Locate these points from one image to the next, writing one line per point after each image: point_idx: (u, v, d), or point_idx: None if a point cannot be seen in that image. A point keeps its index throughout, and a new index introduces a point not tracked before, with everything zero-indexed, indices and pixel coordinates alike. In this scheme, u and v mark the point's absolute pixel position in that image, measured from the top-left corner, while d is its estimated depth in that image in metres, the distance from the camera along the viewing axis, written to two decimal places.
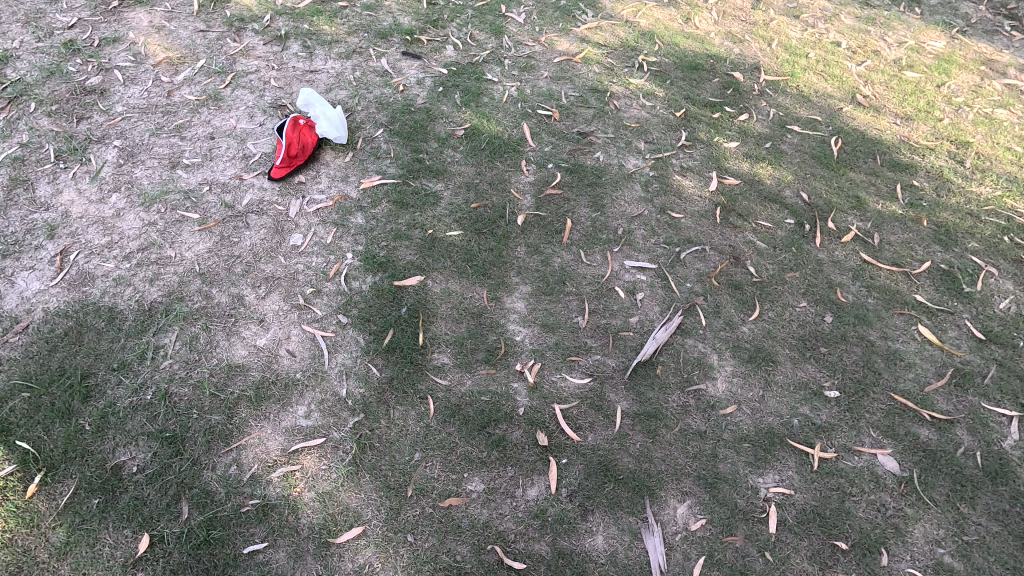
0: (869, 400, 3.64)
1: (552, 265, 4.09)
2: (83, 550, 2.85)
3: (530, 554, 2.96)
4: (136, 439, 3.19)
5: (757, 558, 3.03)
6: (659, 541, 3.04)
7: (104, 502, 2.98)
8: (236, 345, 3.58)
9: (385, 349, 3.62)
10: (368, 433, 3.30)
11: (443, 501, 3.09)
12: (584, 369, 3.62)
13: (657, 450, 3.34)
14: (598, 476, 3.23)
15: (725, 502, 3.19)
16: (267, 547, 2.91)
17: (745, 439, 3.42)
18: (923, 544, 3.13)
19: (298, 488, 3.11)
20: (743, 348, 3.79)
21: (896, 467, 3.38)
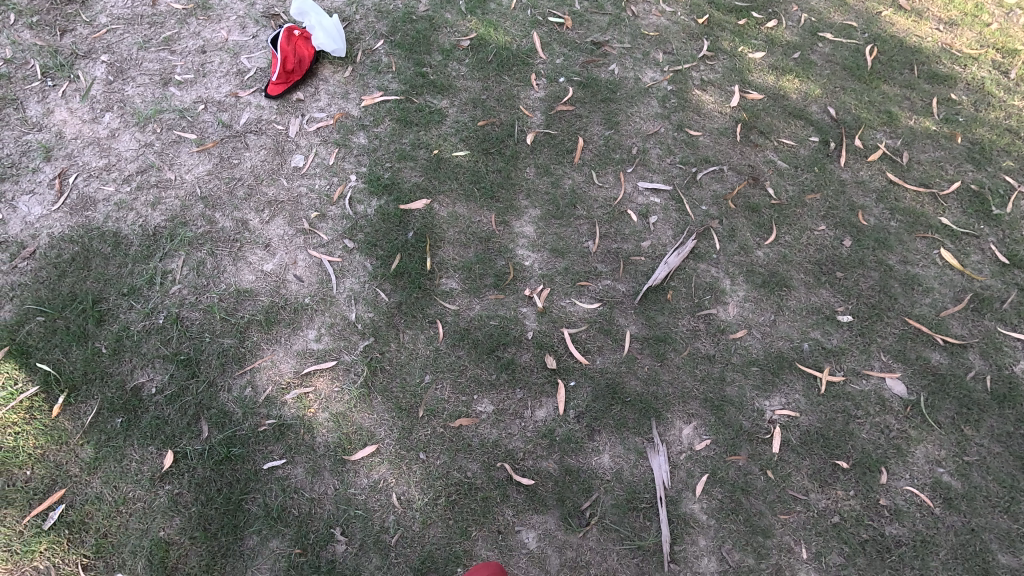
0: (882, 324, 3.60)
1: (563, 186, 3.94)
2: (111, 465, 2.98)
3: (538, 471, 3.07)
4: (153, 362, 3.25)
5: (759, 476, 3.11)
6: (663, 460, 3.12)
7: (127, 421, 3.08)
8: (243, 270, 3.56)
9: (393, 274, 3.58)
10: (379, 356, 3.34)
11: (454, 421, 3.17)
12: (593, 294, 3.58)
13: (665, 373, 3.37)
14: (605, 398, 3.28)
15: (731, 423, 3.24)
16: (285, 463, 3.03)
17: (753, 363, 3.43)
18: (923, 463, 3.20)
19: (312, 409, 3.19)
20: (757, 273, 3.71)
21: (903, 391, 3.39)
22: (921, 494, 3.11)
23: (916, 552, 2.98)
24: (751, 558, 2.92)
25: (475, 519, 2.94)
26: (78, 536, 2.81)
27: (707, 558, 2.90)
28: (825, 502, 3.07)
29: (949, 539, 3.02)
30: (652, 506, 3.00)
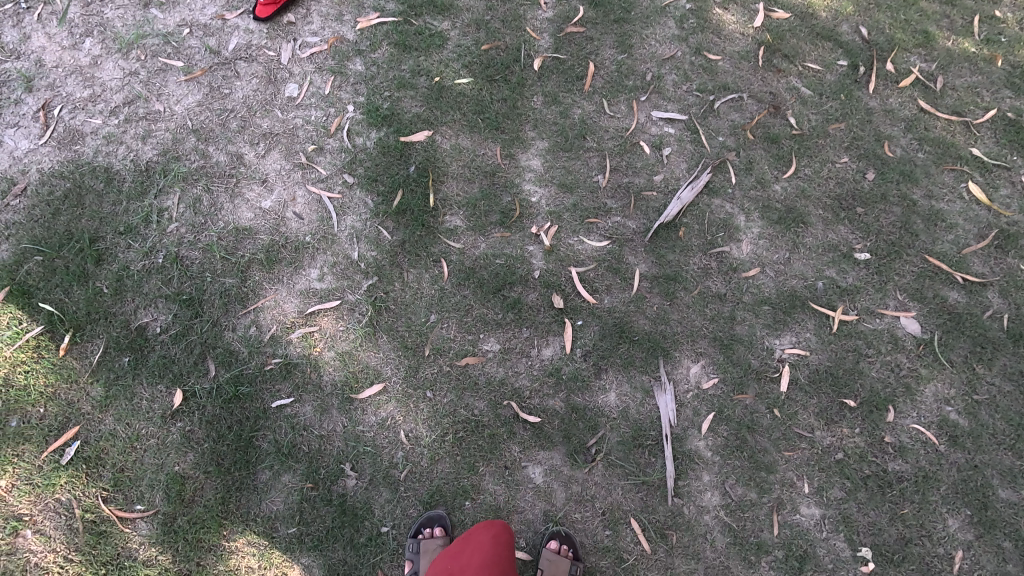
0: (900, 262, 3.48)
1: (572, 117, 3.72)
2: (122, 403, 3.01)
3: (545, 409, 3.08)
4: (156, 301, 3.22)
5: (765, 414, 3.12)
6: (670, 399, 3.12)
7: (134, 360, 3.09)
8: (241, 208, 3.45)
9: (395, 211, 3.47)
10: (383, 295, 3.28)
11: (460, 360, 3.15)
12: (603, 231, 3.46)
13: (674, 312, 3.31)
14: (613, 337, 3.24)
15: (739, 362, 3.21)
16: (294, 402, 3.05)
17: (765, 302, 3.35)
18: (932, 402, 3.18)
19: (318, 348, 3.17)
20: (773, 209, 3.56)
21: (918, 330, 3.33)
22: (927, 432, 3.12)
23: (918, 487, 3.02)
24: (754, 493, 2.97)
25: (483, 455, 2.99)
26: (95, 470, 2.88)
27: (711, 493, 2.96)
28: (830, 440, 3.09)
29: (951, 475, 3.05)
30: (658, 443, 3.03)
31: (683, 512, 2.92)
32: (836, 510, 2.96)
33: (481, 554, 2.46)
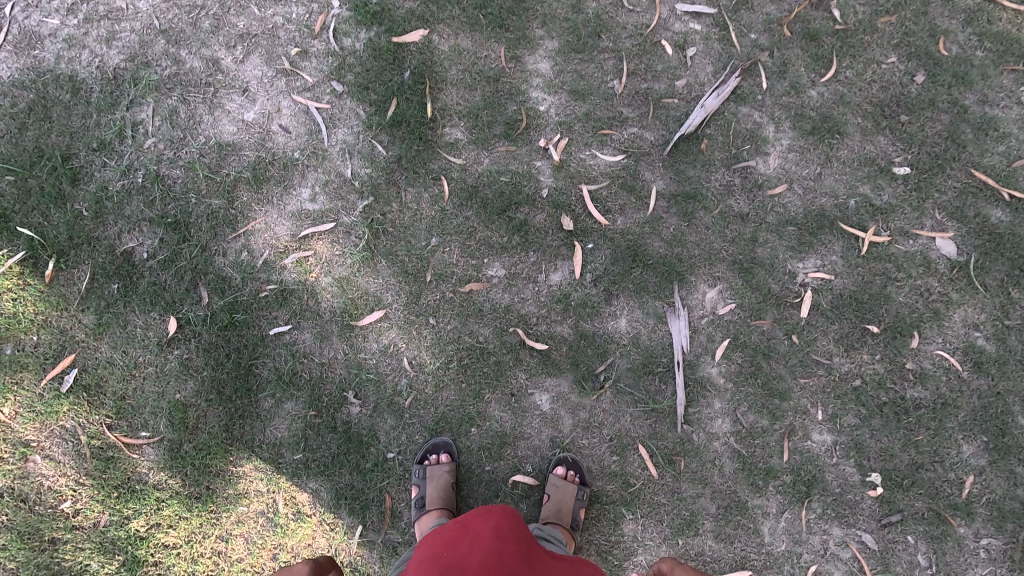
0: (942, 178, 3.18)
1: (586, 11, 3.25)
2: (117, 331, 2.92)
3: (552, 336, 2.96)
4: (140, 225, 3.03)
5: (783, 341, 2.99)
6: (684, 325, 2.98)
7: (124, 287, 2.96)
8: (222, 121, 3.16)
9: (390, 124, 3.16)
10: (381, 217, 3.07)
11: (464, 286, 3.00)
12: (617, 145, 3.16)
13: (691, 234, 3.08)
14: (626, 261, 3.05)
15: (759, 287, 3.03)
16: (292, 329, 2.95)
17: (791, 222, 3.11)
18: (959, 327, 3.03)
19: (314, 274, 3.02)
20: (807, 118, 3.21)
21: (953, 252, 3.10)
22: (951, 358, 2.99)
23: (935, 414, 2.94)
24: (765, 420, 2.91)
25: (488, 383, 2.91)
26: (97, 398, 2.84)
27: (721, 420, 2.90)
28: (848, 367, 2.97)
29: (971, 401, 2.96)
30: (670, 370, 2.93)
31: (692, 438, 2.88)
32: (848, 436, 2.91)
33: (486, 553, 1.87)
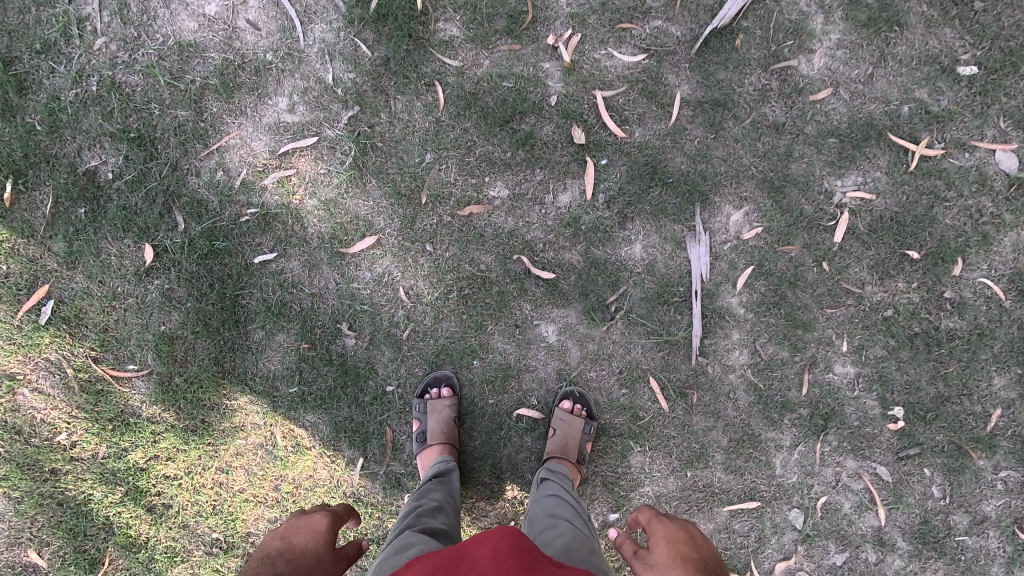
0: (1013, 79, 2.75)
1: None
2: (90, 259, 2.70)
3: (560, 264, 2.72)
4: (101, 141, 2.72)
5: (812, 268, 2.74)
6: (704, 252, 2.73)
7: (92, 212, 2.70)
8: (181, 16, 2.73)
9: (374, 19, 2.72)
10: (368, 131, 2.73)
11: (463, 209, 2.72)
12: (638, 42, 2.73)
13: (718, 148, 2.73)
14: (643, 179, 2.73)
15: (790, 209, 2.73)
16: (278, 258, 2.72)
17: (833, 133, 2.74)
18: (1009, 253, 2.74)
19: (298, 196, 2.74)
20: (862, 6, 2.73)
21: (1014, 167, 2.74)
22: (994, 286, 2.74)
23: (969, 345, 2.74)
24: (786, 352, 2.73)
25: (490, 314, 2.72)
26: (78, 331, 2.69)
27: (738, 352, 2.72)
28: (881, 296, 2.74)
29: (1010, 332, 2.75)
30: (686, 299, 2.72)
31: (706, 371, 2.72)
32: (873, 368, 2.74)
33: None
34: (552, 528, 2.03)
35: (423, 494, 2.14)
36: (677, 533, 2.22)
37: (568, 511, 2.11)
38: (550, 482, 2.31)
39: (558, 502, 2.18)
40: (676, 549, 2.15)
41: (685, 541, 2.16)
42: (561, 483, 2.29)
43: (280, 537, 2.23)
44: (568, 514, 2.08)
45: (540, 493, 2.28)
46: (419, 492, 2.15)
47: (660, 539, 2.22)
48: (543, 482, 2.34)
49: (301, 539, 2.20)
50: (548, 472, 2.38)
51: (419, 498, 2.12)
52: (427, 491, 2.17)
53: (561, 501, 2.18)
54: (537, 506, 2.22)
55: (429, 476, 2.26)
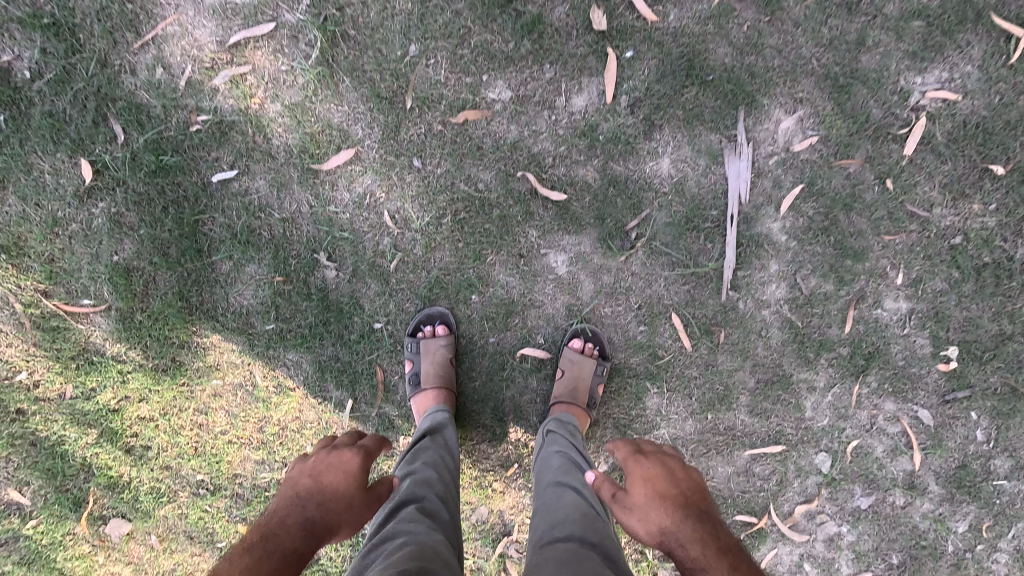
0: None
1: None
2: (22, 179, 2.30)
3: (572, 182, 2.31)
4: (11, 30, 2.23)
5: (872, 187, 2.30)
6: (744, 167, 2.30)
7: (13, 120, 2.27)
8: None
9: None
10: (337, 15, 2.24)
11: (458, 116, 2.28)
12: None
13: (772, 35, 2.24)
14: (676, 77, 2.26)
15: (854, 113, 2.26)
16: (241, 177, 2.32)
17: (919, 15, 2.22)
18: None
19: (257, 100, 2.28)
20: None
21: None
22: None
23: None
24: (830, 285, 2.37)
25: (490, 242, 2.35)
26: (21, 262, 2.35)
27: (776, 285, 2.37)
28: (950, 220, 2.32)
29: None
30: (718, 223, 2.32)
31: (737, 306, 2.38)
32: (929, 304, 2.39)
33: None
34: (555, 491, 1.82)
35: (416, 453, 1.94)
36: (654, 470, 1.73)
37: (573, 470, 1.90)
38: (555, 437, 2.10)
39: (563, 459, 1.97)
40: (655, 487, 1.67)
41: (663, 479, 1.70)
42: (567, 438, 2.08)
43: (305, 467, 1.72)
44: (573, 474, 1.88)
45: (544, 449, 2.08)
46: (411, 452, 1.95)
47: (635, 476, 1.73)
48: (547, 437, 2.13)
49: (331, 473, 1.69)
50: (553, 426, 2.17)
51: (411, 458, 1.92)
52: (421, 448, 1.96)
53: (566, 458, 1.97)
54: (541, 466, 2.02)
55: (423, 432, 2.06)
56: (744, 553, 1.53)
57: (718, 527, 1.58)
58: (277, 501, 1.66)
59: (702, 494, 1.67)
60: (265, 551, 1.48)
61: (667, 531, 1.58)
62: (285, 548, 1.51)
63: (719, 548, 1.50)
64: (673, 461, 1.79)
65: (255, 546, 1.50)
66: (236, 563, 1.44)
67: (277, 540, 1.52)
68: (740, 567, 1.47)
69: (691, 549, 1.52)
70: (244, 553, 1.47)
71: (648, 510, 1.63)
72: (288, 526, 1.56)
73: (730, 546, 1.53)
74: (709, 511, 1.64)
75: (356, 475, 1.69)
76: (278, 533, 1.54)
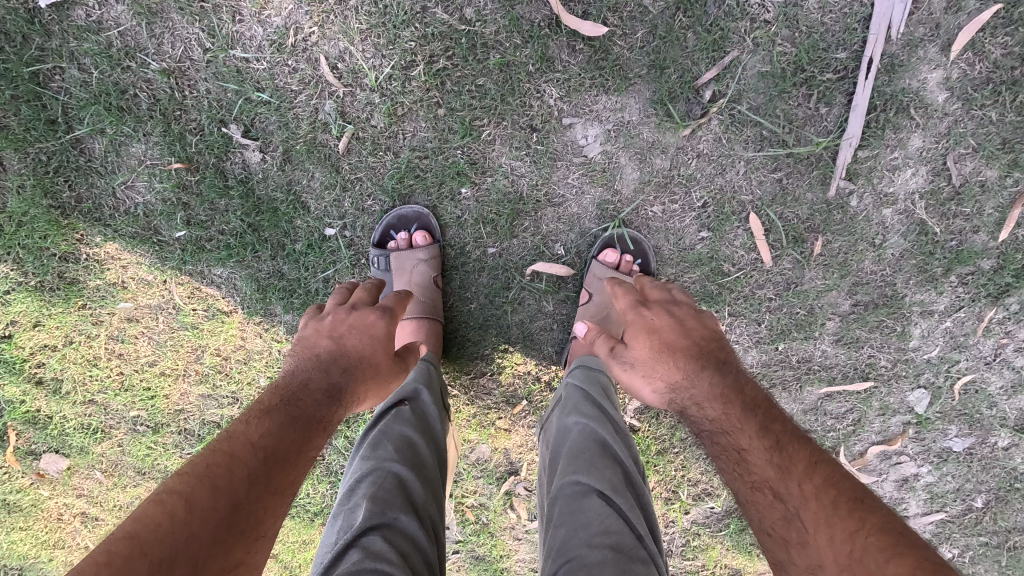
0: None
1: None
2: None
3: (617, 7, 1.50)
4: None
5: None
6: None
7: None
8: None
9: None
10: None
11: None
12: None
13: None
14: None
15: None
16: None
17: None
18: None
19: None
20: None
21: None
22: None
23: None
24: (993, 171, 1.60)
25: (486, 106, 1.57)
26: None
27: (912, 171, 1.60)
28: None
29: None
30: (861, 71, 1.51)
31: (847, 204, 1.63)
32: None
33: None
34: (572, 489, 1.33)
35: (381, 434, 1.40)
36: (657, 321, 1.46)
37: (596, 454, 1.39)
38: (575, 397, 1.56)
39: (584, 436, 1.45)
40: (661, 341, 1.41)
41: (671, 330, 1.43)
42: (591, 401, 1.53)
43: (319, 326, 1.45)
44: (598, 463, 1.36)
45: (559, 417, 1.55)
46: (375, 434, 1.41)
47: (634, 330, 1.46)
48: (566, 401, 1.58)
49: (353, 335, 1.43)
50: (575, 384, 1.61)
51: (372, 444, 1.39)
52: (388, 428, 1.42)
53: (589, 434, 1.44)
54: (557, 443, 1.50)
55: (394, 399, 1.50)
56: (777, 411, 1.29)
57: (742, 381, 1.35)
58: (291, 361, 1.41)
59: (720, 343, 1.42)
60: (288, 417, 1.24)
61: (677, 389, 1.39)
62: (309, 415, 1.27)
63: (744, 405, 1.29)
64: (682, 306, 1.50)
65: (275, 409, 1.25)
66: (257, 429, 1.19)
67: (300, 406, 1.28)
68: (772, 427, 1.24)
69: (710, 411, 1.31)
70: (264, 417, 1.22)
71: (654, 367, 1.43)
72: (310, 392, 1.32)
73: (759, 402, 1.30)
74: (731, 363, 1.39)
75: (382, 342, 1.45)
76: (300, 397, 1.30)
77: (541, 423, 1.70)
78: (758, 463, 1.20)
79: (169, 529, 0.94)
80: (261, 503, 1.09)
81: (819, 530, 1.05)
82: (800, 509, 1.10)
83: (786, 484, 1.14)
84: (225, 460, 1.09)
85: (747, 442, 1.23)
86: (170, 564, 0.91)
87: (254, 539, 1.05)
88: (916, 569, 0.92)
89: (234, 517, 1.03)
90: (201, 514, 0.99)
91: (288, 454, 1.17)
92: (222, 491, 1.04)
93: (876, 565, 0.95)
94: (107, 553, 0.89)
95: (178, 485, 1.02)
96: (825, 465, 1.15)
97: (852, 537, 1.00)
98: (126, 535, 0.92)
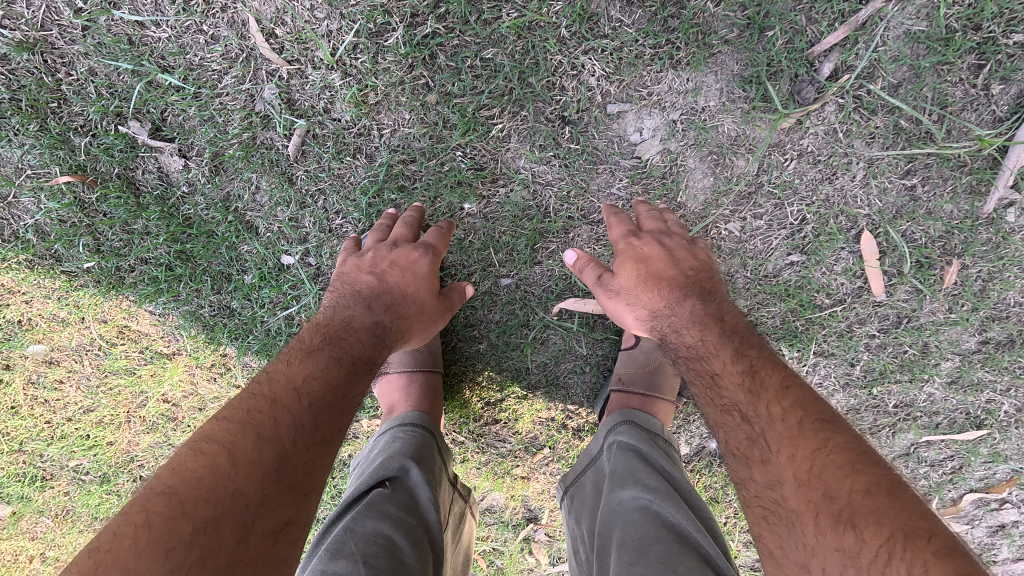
0: None
1: None
2: None
3: None
4: None
5: None
6: None
7: None
8: None
9: None
10: None
11: None
12: None
13: None
14: None
15: None
16: None
17: None
18: None
19: None
20: None
21: None
22: None
23: None
24: None
25: (497, 89, 1.12)
26: None
27: None
28: None
29: None
30: None
31: (1001, 218, 1.17)
32: None
33: None
34: None
35: (346, 535, 0.92)
36: (648, 248, 1.06)
37: (671, 548, 0.92)
38: (627, 465, 1.12)
39: (643, 519, 1.00)
40: (650, 270, 1.04)
41: (661, 257, 1.05)
42: (650, 470, 1.09)
43: (361, 260, 1.08)
44: (676, 560, 0.90)
45: (606, 493, 1.10)
46: (338, 535, 0.93)
47: (620, 255, 1.06)
48: (611, 470, 1.14)
49: (397, 272, 1.06)
50: (625, 447, 1.18)
51: (332, 552, 0.89)
52: (358, 523, 0.93)
53: (653, 518, 0.99)
54: (601, 533, 1.05)
55: (370, 479, 1.04)
56: (756, 335, 0.96)
57: (730, 309, 1.00)
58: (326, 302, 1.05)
59: (710, 274, 1.06)
60: (335, 358, 0.89)
61: (657, 316, 1.02)
62: (356, 356, 0.91)
63: (724, 329, 0.95)
64: (676, 234, 1.09)
65: (318, 349, 0.90)
66: (300, 370, 0.85)
67: (345, 346, 0.92)
68: (749, 351, 0.92)
69: (686, 335, 0.97)
70: (307, 357, 0.88)
71: (639, 294, 1.04)
72: (356, 330, 0.95)
73: (741, 328, 0.97)
74: (721, 293, 1.03)
75: (429, 282, 1.07)
76: (345, 337, 0.94)
77: (563, 489, 1.27)
78: (727, 385, 0.89)
79: (212, 486, 0.68)
80: (316, 458, 0.77)
81: (781, 448, 0.78)
82: (765, 431, 0.81)
83: (753, 405, 0.84)
84: (268, 405, 0.79)
85: (720, 364, 0.91)
86: (214, 532, 0.65)
87: (313, 499, 0.75)
88: (875, 489, 0.69)
89: (281, 474, 0.72)
90: (245, 470, 0.70)
91: (341, 404, 0.84)
92: (267, 440, 0.74)
93: (835, 483, 0.72)
94: (144, 510, 0.64)
95: (218, 433, 0.74)
96: (800, 385, 0.85)
97: (814, 454, 0.75)
98: (164, 489, 0.67)
